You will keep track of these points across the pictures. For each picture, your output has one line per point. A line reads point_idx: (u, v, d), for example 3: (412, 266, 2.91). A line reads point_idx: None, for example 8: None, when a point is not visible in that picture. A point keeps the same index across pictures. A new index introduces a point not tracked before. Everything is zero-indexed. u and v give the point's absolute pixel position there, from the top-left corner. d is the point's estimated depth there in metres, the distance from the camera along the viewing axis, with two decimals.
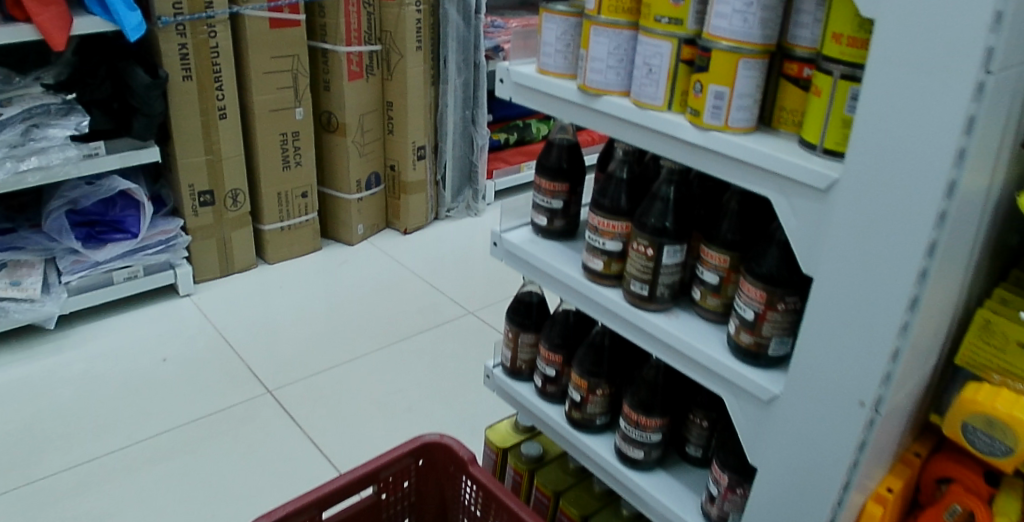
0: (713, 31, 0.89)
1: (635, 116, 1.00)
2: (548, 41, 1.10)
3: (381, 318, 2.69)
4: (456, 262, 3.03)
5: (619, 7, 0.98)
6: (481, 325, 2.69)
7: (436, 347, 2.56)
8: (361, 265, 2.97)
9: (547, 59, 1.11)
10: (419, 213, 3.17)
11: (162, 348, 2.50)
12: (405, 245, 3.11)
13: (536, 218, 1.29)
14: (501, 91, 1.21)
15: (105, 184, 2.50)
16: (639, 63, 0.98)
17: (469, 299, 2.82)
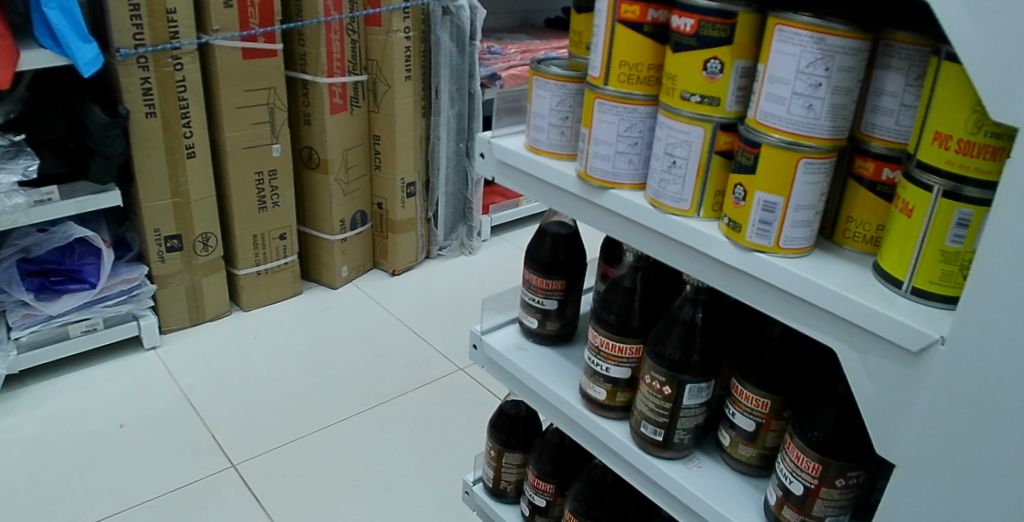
0: (763, 118, 0.66)
1: (652, 221, 0.76)
2: (538, 112, 0.85)
3: (362, 372, 2.36)
4: (448, 308, 2.72)
5: (634, 76, 0.74)
6: (473, 385, 2.36)
7: (422, 412, 2.22)
8: (344, 309, 2.66)
9: (536, 135, 0.86)
10: (409, 253, 2.88)
11: (118, 407, 2.14)
12: (393, 288, 2.81)
13: (527, 320, 1.04)
14: (481, 169, 0.96)
15: (59, 230, 2.12)
16: (658, 153, 0.74)
17: (459, 353, 2.49)
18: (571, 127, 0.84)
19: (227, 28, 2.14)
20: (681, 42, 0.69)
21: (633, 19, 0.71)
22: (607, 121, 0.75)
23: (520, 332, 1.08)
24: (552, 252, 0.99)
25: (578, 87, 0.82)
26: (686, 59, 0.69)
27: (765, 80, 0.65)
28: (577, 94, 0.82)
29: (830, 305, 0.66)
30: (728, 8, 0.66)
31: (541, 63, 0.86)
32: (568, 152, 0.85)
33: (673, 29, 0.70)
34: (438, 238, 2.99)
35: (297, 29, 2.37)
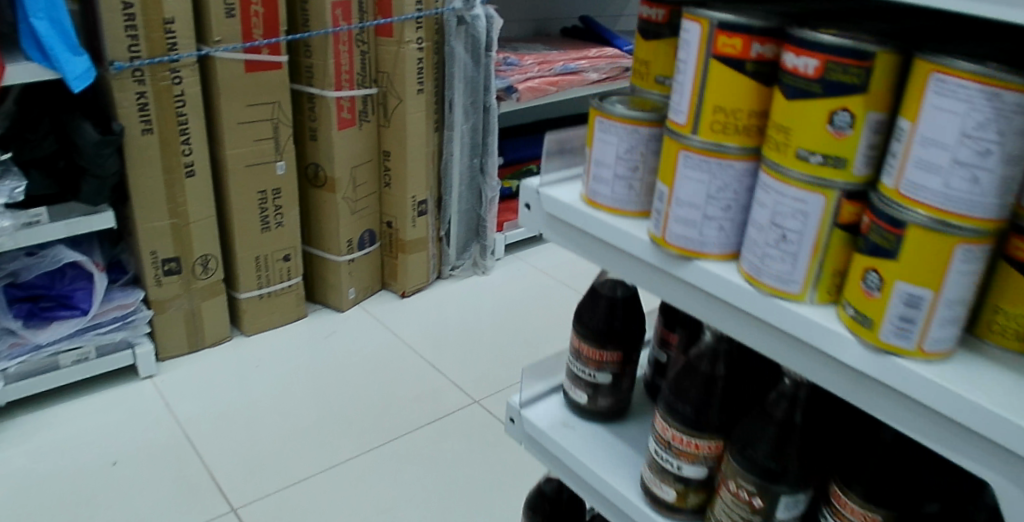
0: (910, 191, 0.52)
1: (747, 303, 0.62)
2: (600, 160, 0.70)
3: (367, 400, 2.11)
4: (461, 332, 2.44)
5: (730, 125, 0.59)
6: (488, 418, 2.08)
7: (435, 447, 1.96)
8: (351, 335, 2.38)
9: (596, 187, 0.71)
10: (420, 273, 2.61)
11: (110, 442, 1.88)
12: (402, 311, 2.55)
13: (573, 394, 0.89)
14: (526, 222, 0.80)
15: (48, 254, 1.90)
16: (761, 222, 0.59)
17: (476, 382, 2.23)
18: (642, 180, 0.69)
19: (229, 39, 1.92)
20: (798, 86, 0.54)
21: (732, 55, 0.56)
22: (695, 180, 0.61)
23: (564, 404, 0.93)
24: (605, 318, 0.84)
25: (653, 132, 0.67)
26: (805, 108, 0.54)
27: (915, 142, 0.51)
28: (651, 141, 0.67)
29: (987, 430, 0.52)
30: (867, 46, 0.51)
31: (602, 100, 0.71)
32: (637, 209, 0.70)
33: (786, 69, 0.55)
34: (450, 257, 2.70)
35: (303, 40, 2.16)
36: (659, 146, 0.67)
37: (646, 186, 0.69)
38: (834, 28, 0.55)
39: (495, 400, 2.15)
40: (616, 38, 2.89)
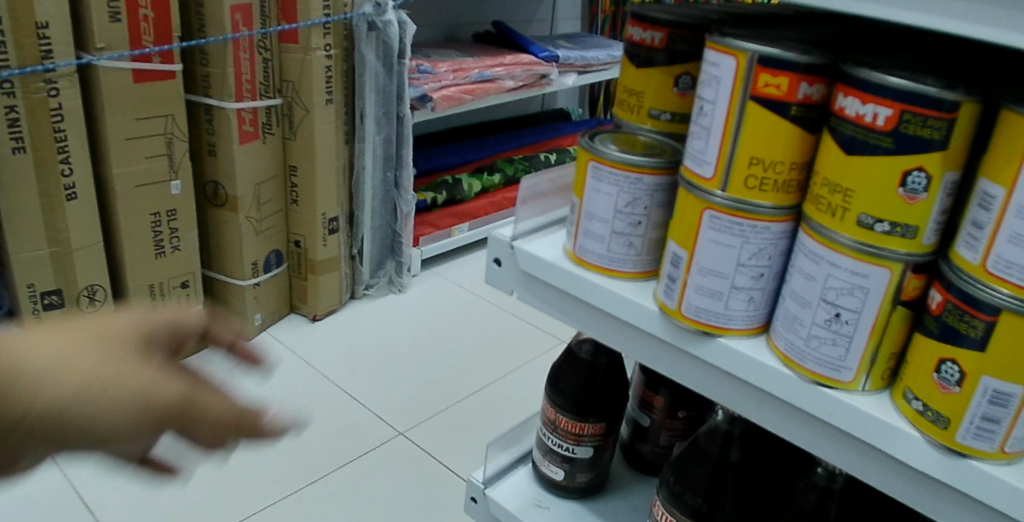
0: (999, 268, 0.42)
1: (784, 390, 0.52)
2: (591, 212, 0.58)
3: (271, 435, 1.58)
4: (387, 359, 1.89)
5: (767, 181, 0.48)
6: (418, 455, 1.58)
7: (359, 488, 1.48)
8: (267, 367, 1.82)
9: (584, 244, 0.60)
10: (333, 292, 2.06)
11: None
12: (316, 337, 1.98)
13: (549, 470, 0.78)
14: (493, 280, 0.68)
15: None
16: (806, 296, 0.49)
17: (397, 409, 1.70)
18: (643, 237, 0.58)
19: (116, 45, 1.42)
20: (857, 138, 0.44)
21: (772, 97, 0.46)
22: (722, 244, 0.50)
23: (533, 478, 0.82)
24: (583, 385, 0.73)
25: (656, 182, 0.56)
26: (865, 165, 0.44)
27: (1006, 212, 0.41)
28: (655, 192, 0.56)
29: None
30: (947, 92, 0.41)
31: (589, 139, 0.60)
32: (636, 269, 0.59)
33: (841, 115, 0.45)
34: (364, 276, 2.14)
35: (200, 46, 1.68)
36: (663, 196, 0.57)
37: (647, 243, 0.58)
38: (894, 67, 0.45)
39: (427, 433, 1.64)
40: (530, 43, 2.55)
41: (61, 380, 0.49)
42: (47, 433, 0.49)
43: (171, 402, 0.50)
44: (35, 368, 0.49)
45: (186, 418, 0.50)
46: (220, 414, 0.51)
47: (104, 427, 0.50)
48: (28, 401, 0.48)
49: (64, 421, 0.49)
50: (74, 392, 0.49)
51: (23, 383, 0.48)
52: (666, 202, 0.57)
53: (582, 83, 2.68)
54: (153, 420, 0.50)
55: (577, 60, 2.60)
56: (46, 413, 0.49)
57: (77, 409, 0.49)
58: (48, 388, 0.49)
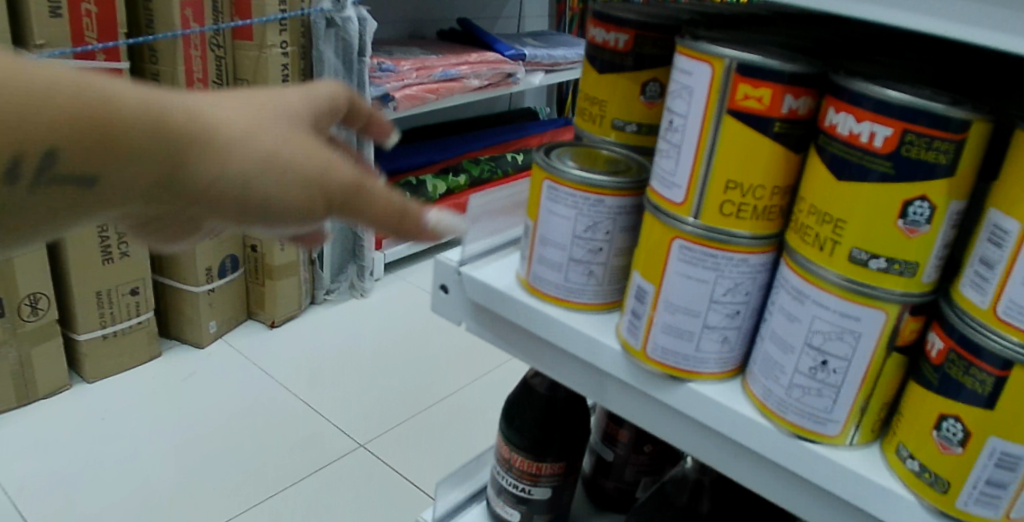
0: (1012, 313, 0.36)
1: (761, 444, 0.45)
2: (546, 237, 0.52)
3: (223, 449, 1.45)
4: (353, 365, 1.74)
5: (745, 207, 0.42)
6: (377, 467, 1.46)
7: (315, 506, 1.36)
8: (222, 377, 1.65)
9: (538, 272, 0.53)
10: (291, 297, 1.85)
11: None
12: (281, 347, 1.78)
13: (503, 511, 0.71)
14: (440, 308, 0.61)
15: None
16: (789, 340, 0.42)
17: (364, 421, 1.57)
18: (604, 265, 0.51)
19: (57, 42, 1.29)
20: (849, 160, 0.38)
21: (752, 111, 0.40)
22: (693, 278, 0.44)
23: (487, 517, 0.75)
24: (539, 422, 0.67)
25: (619, 204, 0.50)
26: (858, 191, 0.38)
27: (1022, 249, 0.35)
28: (617, 215, 0.50)
29: None
30: (956, 108, 0.35)
31: (546, 154, 0.53)
32: (597, 301, 0.53)
33: (832, 133, 0.39)
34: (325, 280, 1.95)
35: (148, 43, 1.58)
36: (627, 220, 0.50)
37: (608, 272, 0.52)
38: (891, 79, 0.39)
39: (388, 444, 1.52)
40: (496, 41, 2.48)
41: (246, 142, 0.38)
42: (223, 205, 0.39)
43: (352, 185, 0.40)
44: (223, 123, 0.38)
45: (356, 212, 0.41)
46: (394, 210, 0.41)
47: (276, 205, 0.39)
48: (213, 164, 0.37)
49: (243, 191, 0.38)
50: (258, 161, 0.38)
51: (210, 141, 0.37)
52: (629, 227, 0.51)
53: (550, 82, 2.61)
54: (328, 206, 0.40)
55: (544, 59, 2.53)
56: (229, 179, 0.38)
57: (258, 179, 0.38)
58: (230, 151, 0.38)
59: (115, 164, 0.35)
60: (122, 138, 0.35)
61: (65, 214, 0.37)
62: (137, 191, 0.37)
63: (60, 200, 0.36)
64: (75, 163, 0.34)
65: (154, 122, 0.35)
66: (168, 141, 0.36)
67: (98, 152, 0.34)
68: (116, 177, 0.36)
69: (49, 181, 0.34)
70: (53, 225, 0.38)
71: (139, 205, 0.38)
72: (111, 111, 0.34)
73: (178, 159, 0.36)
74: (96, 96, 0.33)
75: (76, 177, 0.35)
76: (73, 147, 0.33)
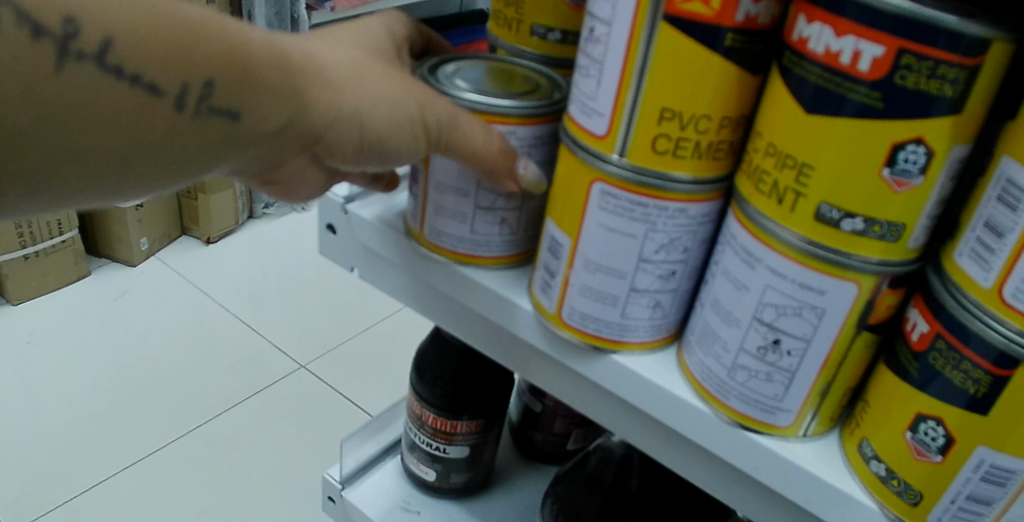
0: (1017, 299, 0.28)
1: (699, 434, 0.37)
2: (440, 179, 0.41)
3: (154, 372, 1.34)
4: (292, 283, 1.60)
5: (684, 145, 0.32)
6: (320, 389, 1.35)
7: (257, 432, 1.26)
8: (154, 297, 1.52)
9: (433, 223, 0.42)
10: (228, 210, 1.70)
11: None
12: (216, 264, 1.64)
13: (417, 470, 0.63)
14: (329, 251, 0.50)
15: None
16: (736, 313, 0.34)
17: (305, 342, 1.45)
18: (516, 210, 0.41)
19: None
20: (824, 89, 0.29)
21: (697, 18, 0.30)
22: (618, 232, 0.34)
23: (401, 473, 0.67)
24: (453, 376, 0.58)
25: (534, 133, 0.40)
26: (834, 131, 0.29)
27: None
28: (532, 147, 0.40)
29: None
30: (972, 23, 0.26)
31: (433, 73, 0.42)
32: (504, 255, 0.43)
33: (802, 50, 0.30)
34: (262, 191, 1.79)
35: None
36: (542, 151, 0.41)
37: (521, 217, 0.42)
38: None
39: (331, 364, 1.41)
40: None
41: (363, 81, 0.36)
42: (343, 148, 0.37)
43: (452, 115, 0.37)
44: (341, 64, 0.36)
45: (453, 147, 0.37)
46: (496, 146, 0.37)
47: (388, 144, 0.37)
48: (333, 103, 0.36)
49: (362, 131, 0.37)
50: (372, 99, 0.36)
51: (332, 78, 0.36)
52: (547, 161, 0.41)
53: None
54: (429, 142, 0.38)
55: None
56: (347, 116, 0.36)
57: (374, 117, 0.36)
58: (345, 89, 0.36)
59: (255, 101, 0.34)
60: (255, 74, 0.34)
61: (203, 163, 0.36)
62: (269, 134, 0.35)
63: (205, 141, 0.35)
64: (222, 97, 0.33)
65: (285, 58, 0.34)
66: (295, 75, 0.34)
67: (240, 87, 0.33)
68: (252, 119, 0.35)
69: (201, 115, 0.34)
70: (197, 177, 0.37)
71: (270, 149, 0.36)
72: (247, 47, 0.33)
73: (304, 98, 0.35)
74: (233, 33, 0.33)
75: (222, 110, 0.34)
76: (225, 78, 0.33)
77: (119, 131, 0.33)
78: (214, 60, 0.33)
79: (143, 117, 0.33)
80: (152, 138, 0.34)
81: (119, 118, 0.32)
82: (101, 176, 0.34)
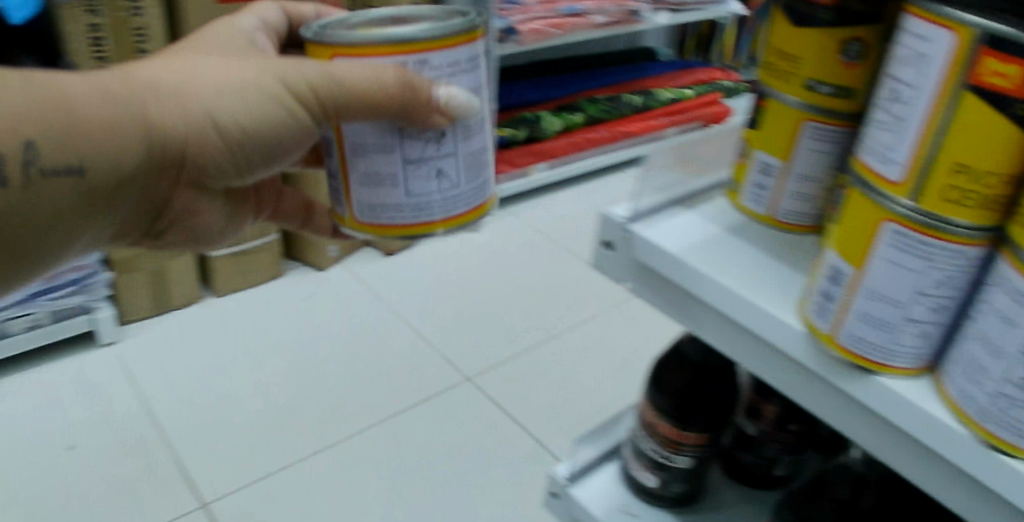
0: None
1: (937, 445, 0.43)
2: (359, 144, 0.57)
3: (335, 370, 1.49)
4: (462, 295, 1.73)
5: (969, 194, 0.37)
6: (482, 403, 1.44)
7: (416, 439, 1.36)
8: (339, 302, 1.68)
9: (379, 199, 0.58)
10: None
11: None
12: (399, 273, 1.80)
13: (643, 482, 0.71)
14: (603, 262, 0.61)
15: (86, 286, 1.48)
16: (1002, 346, 0.38)
17: (469, 354, 1.56)
18: (438, 159, 0.58)
19: None
20: None
21: (998, 89, 0.35)
22: (899, 265, 0.40)
23: (616, 476, 0.76)
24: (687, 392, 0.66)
25: (448, 59, 0.55)
26: None
27: None
28: (451, 71, 0.55)
29: None
30: None
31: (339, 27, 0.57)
32: (439, 207, 0.59)
33: None
34: None
35: None
36: (461, 78, 0.56)
37: (446, 165, 0.58)
38: None
39: (497, 380, 1.50)
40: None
41: (189, 92, 0.58)
42: (202, 139, 0.59)
43: (320, 81, 0.54)
44: (161, 86, 0.58)
45: (348, 98, 0.54)
46: (389, 75, 0.53)
47: (244, 123, 0.59)
48: (176, 112, 0.58)
49: (212, 121, 0.59)
50: (210, 100, 0.58)
51: (161, 98, 0.57)
52: (461, 85, 0.56)
53: (676, 21, 2.83)
54: (318, 102, 0.56)
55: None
56: (193, 117, 0.58)
57: (213, 107, 0.58)
58: (181, 102, 0.58)
59: (99, 139, 0.55)
60: (86, 122, 0.54)
61: (102, 193, 0.58)
62: (133, 151, 0.57)
63: (71, 188, 0.56)
64: (44, 155, 0.53)
65: (108, 102, 0.55)
66: (126, 108, 0.56)
67: (75, 139, 0.54)
68: (92, 160, 0.55)
69: (43, 174, 0.54)
70: (102, 201, 0.59)
71: (143, 158, 0.58)
72: (69, 105, 0.54)
73: (146, 121, 0.57)
74: (54, 109, 0.53)
75: (68, 165, 0.55)
76: (44, 139, 0.53)
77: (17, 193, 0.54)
78: (38, 131, 0.52)
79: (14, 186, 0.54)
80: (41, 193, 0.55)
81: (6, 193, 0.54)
82: (24, 223, 0.56)
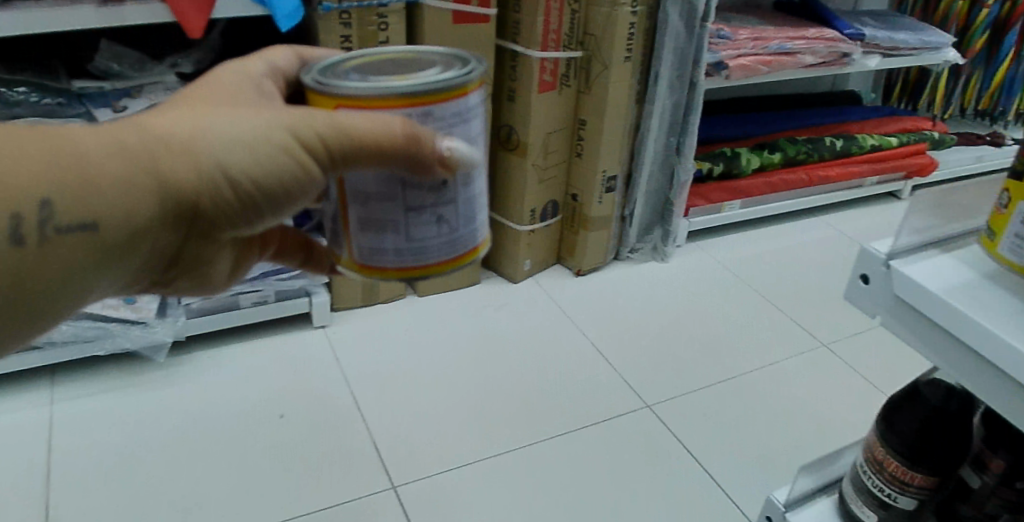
0: None
1: None
2: (364, 193, 0.83)
3: None
4: None
5: None
6: None
7: None
8: None
9: (383, 239, 0.84)
10: None
11: (306, 383, 1.95)
12: None
13: (860, 510, 1.00)
14: (868, 297, 0.87)
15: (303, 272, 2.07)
16: None
17: None
18: (429, 210, 0.84)
19: None
20: None
21: None
22: None
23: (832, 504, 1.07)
24: (918, 437, 0.93)
25: (438, 119, 0.79)
26: None
27: None
28: (442, 132, 0.80)
29: None
30: None
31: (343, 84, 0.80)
32: (434, 244, 0.86)
33: None
34: None
35: None
36: (444, 131, 0.80)
37: (435, 214, 0.84)
38: None
39: None
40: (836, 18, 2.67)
41: (193, 155, 0.77)
42: (208, 190, 0.78)
43: (331, 140, 0.77)
44: (170, 150, 0.76)
45: (354, 151, 0.77)
46: (392, 131, 0.76)
47: (259, 176, 0.79)
48: (181, 168, 0.76)
49: (223, 175, 0.78)
50: (221, 160, 0.77)
51: (171, 160, 0.76)
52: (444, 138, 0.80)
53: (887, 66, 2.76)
54: (334, 157, 0.78)
55: (883, 41, 2.68)
56: (201, 172, 0.77)
57: (223, 163, 0.77)
58: (190, 164, 0.77)
59: (107, 193, 0.74)
60: (98, 184, 0.73)
61: (123, 237, 0.77)
62: (144, 203, 0.76)
63: (84, 238, 0.75)
64: (56, 213, 0.72)
65: (119, 169, 0.74)
66: (141, 170, 0.75)
67: (86, 195, 0.73)
68: (100, 217, 0.74)
69: (58, 229, 0.73)
70: (123, 245, 0.77)
71: (158, 205, 0.77)
72: (79, 169, 0.73)
73: (157, 177, 0.75)
74: (70, 177, 0.72)
75: (81, 220, 0.73)
76: (58, 199, 0.72)
77: (50, 247, 0.74)
78: (51, 194, 0.71)
79: (39, 242, 0.73)
80: (65, 246, 0.74)
81: (40, 248, 0.74)
82: (62, 266, 0.76)
